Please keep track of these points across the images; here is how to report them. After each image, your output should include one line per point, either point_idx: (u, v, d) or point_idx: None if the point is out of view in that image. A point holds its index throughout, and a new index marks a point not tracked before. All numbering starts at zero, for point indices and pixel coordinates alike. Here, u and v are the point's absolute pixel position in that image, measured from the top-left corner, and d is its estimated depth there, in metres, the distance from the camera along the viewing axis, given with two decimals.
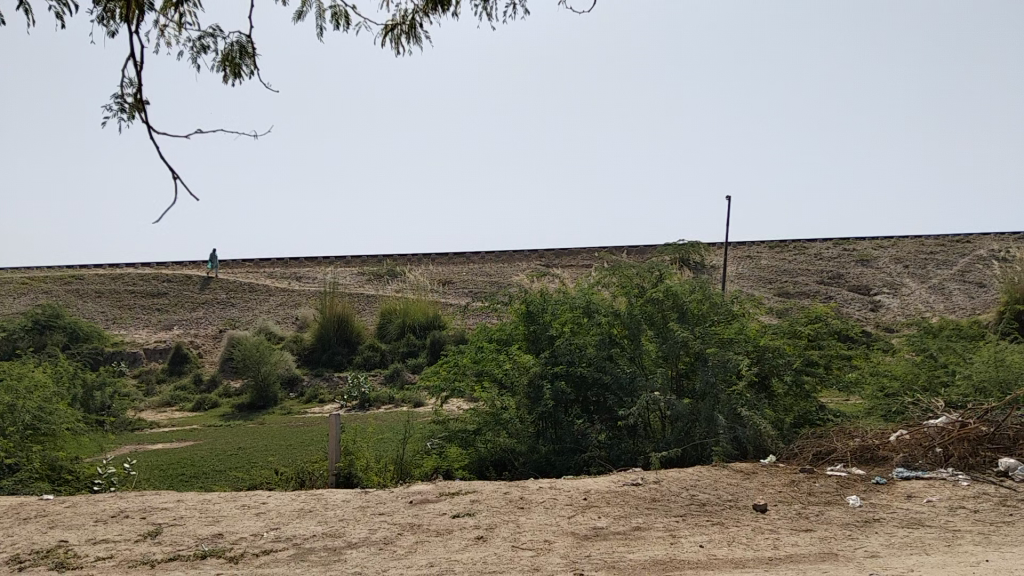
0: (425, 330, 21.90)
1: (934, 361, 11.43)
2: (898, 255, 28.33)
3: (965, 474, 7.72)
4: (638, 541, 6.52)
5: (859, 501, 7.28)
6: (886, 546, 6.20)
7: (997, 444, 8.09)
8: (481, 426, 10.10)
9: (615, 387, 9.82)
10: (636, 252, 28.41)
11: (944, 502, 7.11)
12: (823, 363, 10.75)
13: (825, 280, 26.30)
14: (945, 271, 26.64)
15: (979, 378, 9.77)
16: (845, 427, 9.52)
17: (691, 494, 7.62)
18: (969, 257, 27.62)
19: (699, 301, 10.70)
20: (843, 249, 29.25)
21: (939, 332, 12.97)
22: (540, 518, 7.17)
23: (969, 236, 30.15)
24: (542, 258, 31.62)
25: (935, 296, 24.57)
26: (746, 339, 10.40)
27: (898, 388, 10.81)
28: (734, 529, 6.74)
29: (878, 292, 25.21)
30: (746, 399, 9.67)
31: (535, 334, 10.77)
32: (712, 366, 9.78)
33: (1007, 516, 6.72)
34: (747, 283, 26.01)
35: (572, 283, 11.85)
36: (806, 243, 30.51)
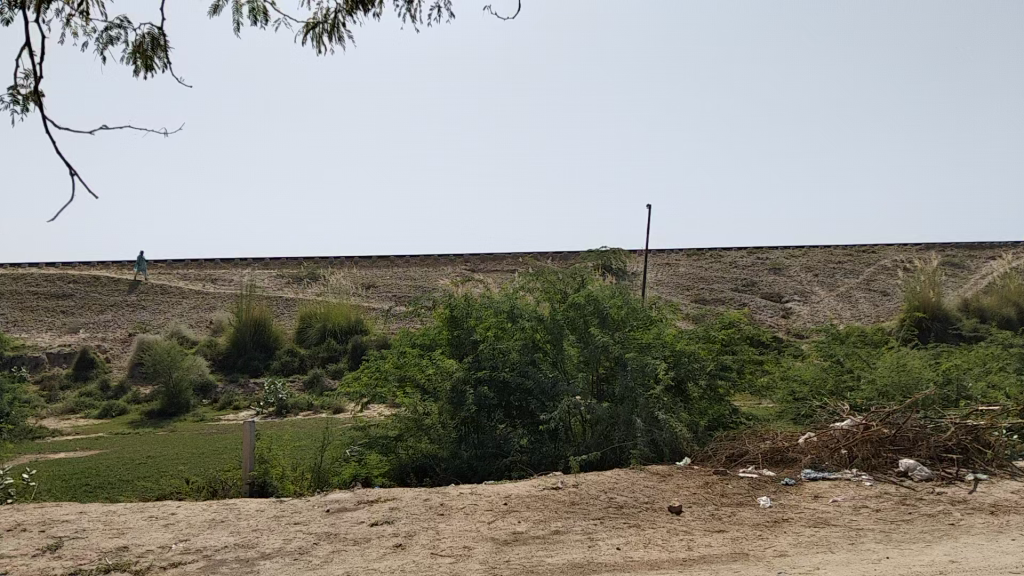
0: (346, 335, 21.56)
1: (840, 366, 11.88)
2: (809, 264, 29.45)
3: (867, 474, 8.05)
4: (556, 544, 6.54)
5: (769, 501, 7.50)
6: (794, 545, 6.40)
7: (898, 445, 8.46)
8: (403, 432, 10.06)
9: (538, 391, 9.85)
10: (559, 258, 28.66)
11: (848, 501, 7.39)
12: (736, 367, 11.05)
13: (740, 287, 27.11)
14: (852, 279, 27.84)
15: (882, 382, 10.21)
16: (758, 430, 9.79)
17: (609, 497, 7.70)
18: (874, 267, 28.92)
19: (618, 306, 10.84)
20: (757, 258, 30.22)
21: (845, 338, 13.52)
22: (459, 524, 7.11)
23: (874, 246, 31.55)
24: (466, 262, 31.55)
25: (842, 303, 25.64)
26: (664, 344, 10.61)
27: (807, 392, 11.18)
28: (650, 531, 6.83)
29: (789, 299, 26.15)
30: (663, 402, 9.89)
31: (458, 339, 10.71)
32: (631, 370, 9.89)
33: (906, 514, 7.02)
34: (667, 289, 26.57)
35: (496, 287, 11.80)
36: (722, 251, 31.39)
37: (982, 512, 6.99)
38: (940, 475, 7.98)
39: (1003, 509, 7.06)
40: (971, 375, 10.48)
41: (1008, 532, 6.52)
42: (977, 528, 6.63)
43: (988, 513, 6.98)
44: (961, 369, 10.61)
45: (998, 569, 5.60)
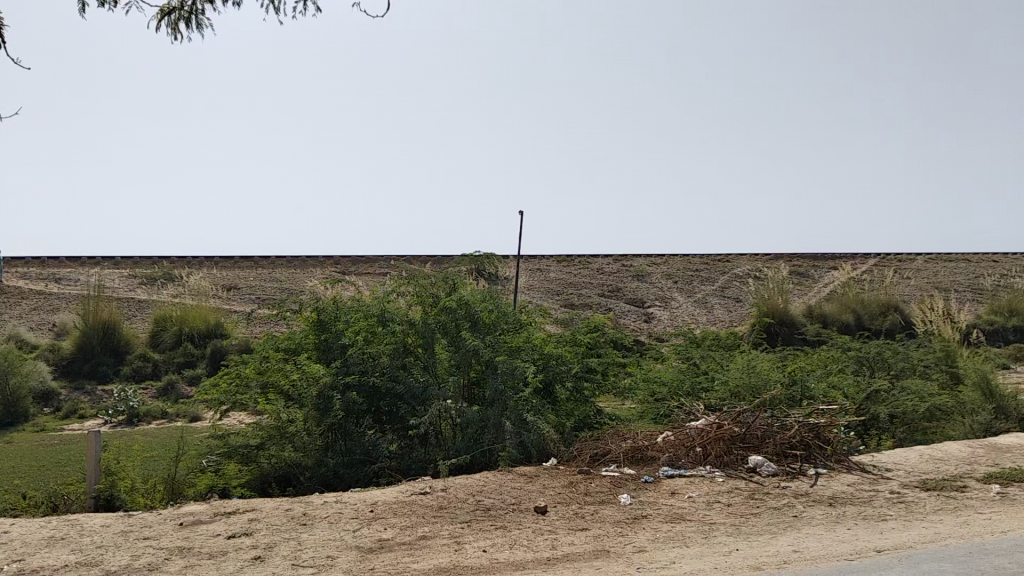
0: (204, 339, 20.57)
1: (697, 368, 12.43)
2: (669, 271, 30.75)
3: (720, 471, 8.47)
4: (422, 549, 6.47)
5: (629, 499, 7.75)
6: (652, 540, 6.63)
7: (747, 442, 8.95)
8: (265, 441, 9.63)
9: (408, 396, 9.77)
10: (431, 262, 28.57)
11: (703, 497, 7.75)
12: (600, 369, 11.39)
13: (606, 293, 27.94)
14: (708, 286, 29.30)
15: (734, 383, 10.78)
16: (620, 430, 10.12)
17: (477, 500, 7.71)
18: (728, 275, 30.57)
19: (489, 311, 10.87)
20: (621, 264, 31.25)
21: (701, 341, 14.19)
22: (323, 533, 6.90)
23: (729, 256, 33.35)
24: (335, 264, 30.84)
25: (699, 309, 26.94)
26: (533, 347, 10.75)
27: (666, 393, 11.62)
28: (516, 532, 6.89)
29: (651, 305, 27.19)
30: (533, 404, 9.93)
31: (327, 343, 10.34)
32: (501, 373, 9.94)
33: (754, 508, 7.43)
34: (537, 294, 27.00)
35: (366, 291, 11.56)
36: (589, 258, 32.26)
37: (822, 504, 7.50)
38: (785, 470, 8.51)
39: (840, 500, 7.61)
40: (813, 376, 11.25)
41: (844, 521, 7.02)
42: (818, 519, 7.10)
43: (827, 504, 7.50)
44: (805, 371, 11.37)
45: (834, 556, 6.02)
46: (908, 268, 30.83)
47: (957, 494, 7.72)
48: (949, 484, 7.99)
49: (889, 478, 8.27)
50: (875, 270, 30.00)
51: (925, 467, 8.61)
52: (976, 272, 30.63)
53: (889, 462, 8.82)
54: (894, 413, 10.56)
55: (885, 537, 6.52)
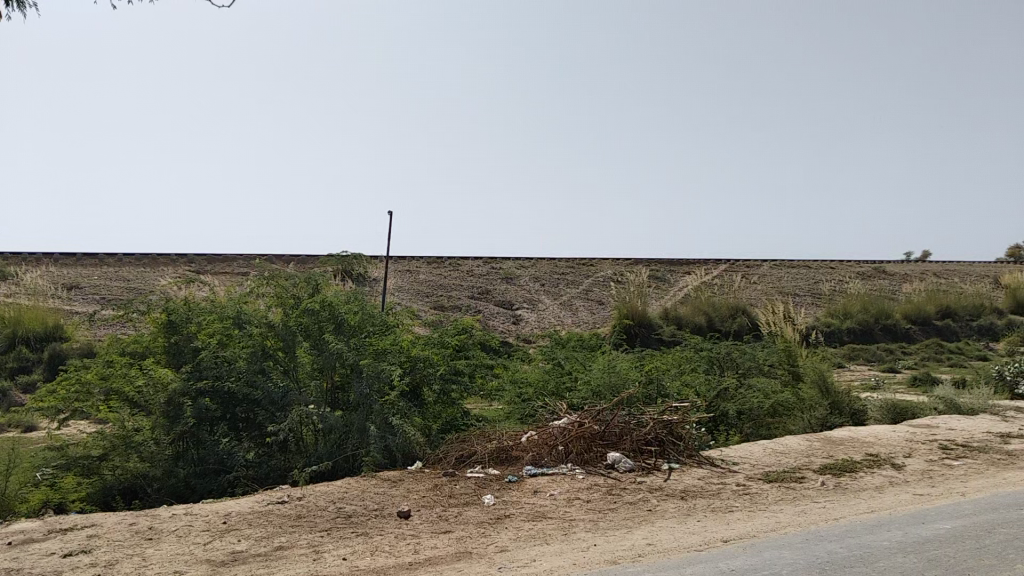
0: (41, 343, 19.04)
1: (561, 368, 12.66)
2: (536, 274, 31.32)
3: (580, 468, 8.69)
4: (279, 560, 6.25)
5: (492, 499, 7.81)
6: (514, 539, 6.70)
7: (606, 439, 9.23)
8: (108, 450, 8.97)
9: (266, 402, 9.43)
10: (296, 262, 27.73)
11: (564, 494, 7.92)
12: (468, 371, 11.43)
13: (475, 295, 28.07)
14: (573, 289, 30.04)
15: (596, 382, 11.07)
16: (486, 430, 10.17)
17: (338, 507, 7.53)
18: (592, 279, 31.49)
19: (354, 313, 10.66)
20: (490, 267, 31.51)
21: (565, 343, 14.51)
22: (170, 548, 6.52)
23: (593, 260, 34.35)
24: (191, 263, 29.33)
25: (565, 311, 27.58)
26: (399, 351, 10.66)
27: (532, 393, 11.73)
28: (377, 538, 6.78)
29: (519, 307, 27.57)
30: (398, 408, 9.83)
31: (177, 346, 9.81)
32: (366, 377, 9.78)
33: (611, 503, 7.67)
34: (405, 296, 26.75)
35: (222, 292, 11.12)
36: (459, 260, 32.31)
37: (674, 497, 7.85)
38: (641, 465, 8.84)
39: (691, 494, 7.98)
40: (669, 375, 11.77)
41: (693, 513, 7.37)
42: (669, 512, 7.43)
43: (679, 498, 7.85)
44: (661, 371, 11.88)
45: (685, 548, 6.30)
46: (755, 273, 32.87)
47: (794, 484, 8.28)
48: (788, 475, 8.56)
49: (735, 471, 8.75)
50: (727, 275, 31.77)
51: (768, 460, 9.17)
52: (815, 277, 33.04)
53: (736, 455, 9.35)
54: (742, 409, 11.21)
55: (731, 528, 6.89)
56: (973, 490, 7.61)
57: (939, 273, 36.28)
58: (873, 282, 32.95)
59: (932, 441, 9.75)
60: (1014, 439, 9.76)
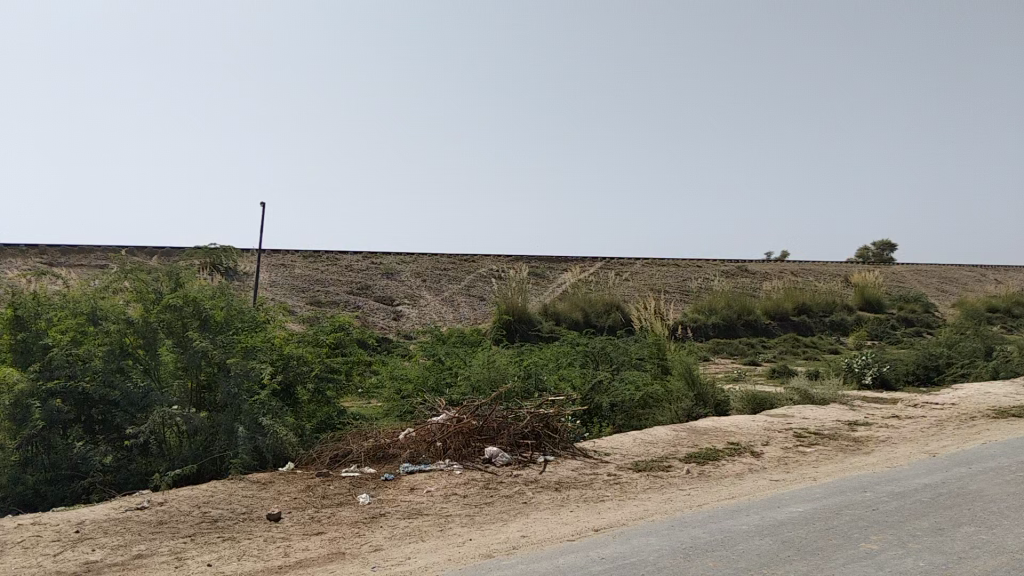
0: None
1: (441, 363, 12.59)
2: (417, 269, 31.08)
3: (458, 464, 8.68)
4: (138, 569, 5.90)
5: (368, 498, 7.68)
6: (389, 538, 6.62)
7: (484, 434, 9.27)
8: None
9: (125, 404, 8.88)
10: (161, 255, 26.30)
11: (440, 490, 7.89)
12: (344, 369, 11.24)
13: (354, 290, 27.53)
14: (455, 285, 30.03)
15: (475, 378, 11.09)
16: (362, 429, 10.00)
17: (203, 511, 7.20)
18: (473, 275, 31.56)
19: (221, 309, 10.22)
20: (370, 262, 31.00)
21: (446, 339, 14.44)
22: (15, 561, 6.04)
23: (474, 256, 34.44)
24: (43, 255, 27.25)
25: (446, 307, 27.52)
26: (270, 349, 10.32)
27: (411, 390, 11.49)
28: (246, 542, 6.54)
29: (399, 303, 27.26)
30: (269, 407, 9.51)
31: (25, 345, 9.00)
32: (233, 375, 9.38)
33: (488, 498, 7.71)
34: (279, 291, 25.91)
35: (76, 285, 10.38)
36: (337, 254, 31.61)
37: (549, 489, 7.99)
38: (518, 459, 8.94)
39: (565, 485, 8.14)
40: (546, 370, 11.96)
41: (567, 504, 7.52)
42: (544, 504, 7.55)
43: (553, 489, 7.99)
44: (539, 366, 12.04)
45: (558, 539, 6.42)
46: (629, 270, 33.96)
47: (662, 473, 8.60)
48: (657, 464, 8.89)
49: (607, 462, 9.00)
50: (603, 272, 32.62)
51: (638, 450, 9.48)
52: (685, 275, 34.47)
53: (608, 447, 9.61)
54: (615, 402, 11.53)
55: (602, 517, 7.08)
56: (824, 474, 8.15)
57: (797, 272, 38.65)
58: (737, 281, 34.71)
59: (788, 430, 10.38)
60: (859, 427, 10.52)
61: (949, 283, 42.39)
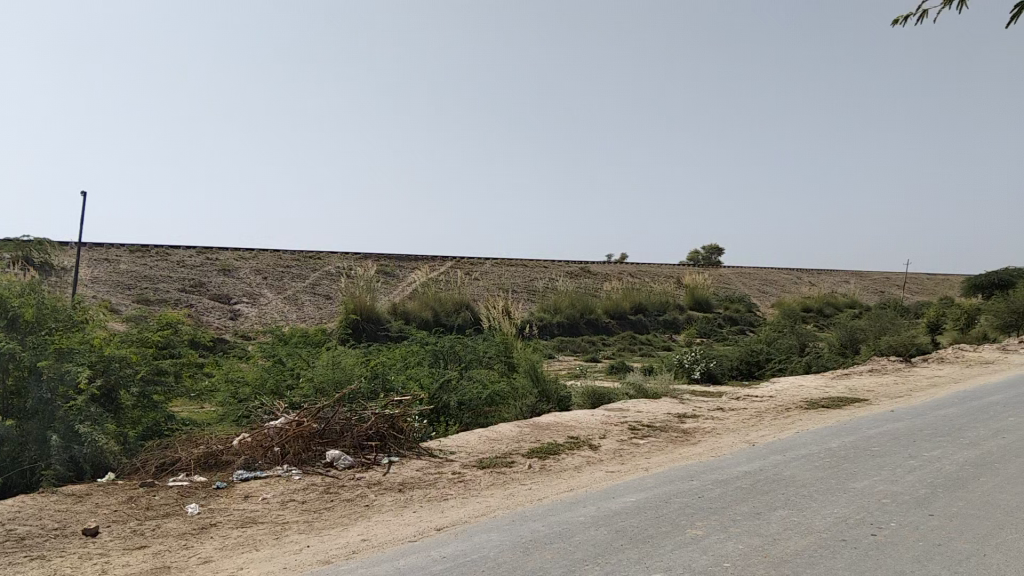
0: None
1: (281, 364, 12.08)
2: (257, 266, 29.84)
3: (297, 469, 8.39)
4: None
5: (197, 508, 7.26)
6: (219, 549, 6.29)
7: (326, 437, 9.01)
8: None
9: None
10: None
11: (277, 497, 7.59)
12: (173, 372, 10.58)
13: (188, 288, 26.00)
14: (298, 283, 29.09)
15: (319, 379, 10.76)
16: (194, 435, 9.45)
17: (8, 529, 6.52)
18: (318, 273, 30.66)
19: (31, 308, 9.31)
20: (206, 257, 29.42)
21: (288, 339, 13.91)
22: None
23: (319, 253, 33.51)
24: None
25: (288, 306, 26.59)
26: (89, 350, 9.52)
27: (249, 393, 10.97)
28: (57, 561, 5.99)
29: (237, 301, 26.04)
30: (86, 413, 8.75)
31: None
32: (46, 380, 8.60)
33: (328, 502, 7.50)
34: (102, 288, 24.04)
35: None
36: (169, 249, 29.74)
37: (392, 491, 7.88)
38: (360, 462, 8.76)
39: (408, 486, 8.06)
40: (393, 369, 11.80)
41: (409, 505, 7.45)
42: (386, 506, 7.43)
43: (396, 490, 7.89)
44: (386, 366, 11.83)
45: (400, 540, 6.35)
46: (478, 270, 34.25)
47: (505, 469, 8.72)
48: (500, 461, 8.99)
49: (452, 460, 9.00)
50: (452, 271, 32.70)
51: (482, 447, 9.56)
52: (531, 275, 35.20)
53: (453, 445, 9.62)
54: (462, 401, 11.51)
55: (445, 515, 7.08)
56: (655, 465, 8.56)
57: (635, 274, 40.50)
58: (580, 281, 35.87)
59: (624, 423, 10.82)
60: (688, 419, 11.15)
61: (770, 285, 45.89)
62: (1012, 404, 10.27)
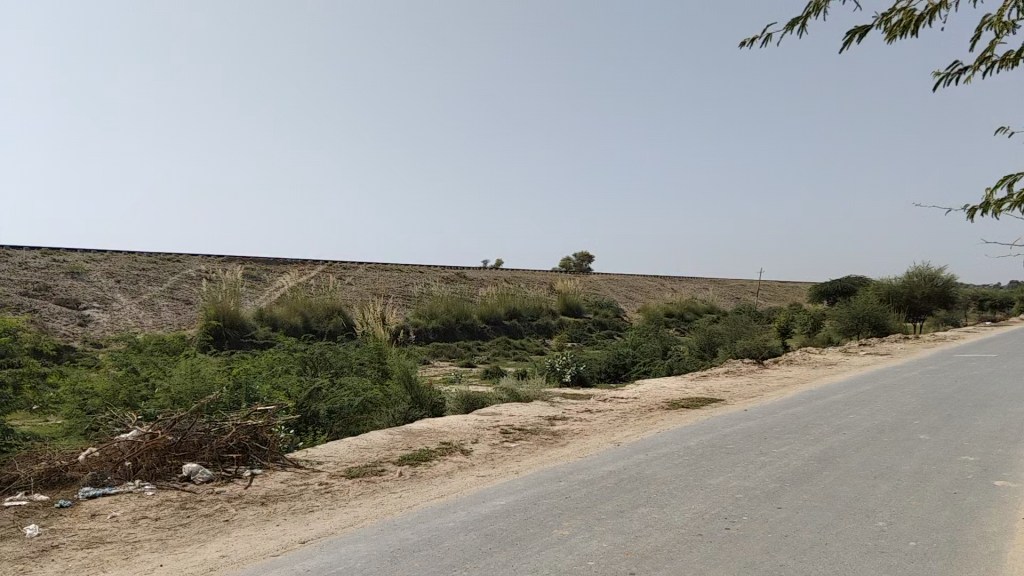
0: None
1: (134, 374, 11.38)
2: (110, 269, 28.06)
3: (151, 484, 7.93)
4: None
5: (37, 529, 6.73)
6: (61, 572, 5.84)
7: (182, 451, 8.57)
8: None
9: None
10: None
11: (128, 515, 7.15)
12: (11, 383, 9.75)
13: (30, 292, 24.09)
14: (155, 287, 27.56)
15: (176, 389, 10.22)
16: (35, 451, 8.74)
17: None
18: (177, 277, 29.17)
19: None
20: (52, 259, 27.38)
21: (143, 346, 13.13)
22: None
23: (180, 256, 31.91)
24: None
25: (144, 312, 25.15)
26: None
27: (99, 404, 10.27)
28: None
29: (87, 306, 24.37)
30: None
31: None
32: None
33: (185, 518, 7.14)
34: None
35: None
36: (8, 250, 27.45)
37: (254, 504, 7.59)
38: (220, 475, 8.39)
39: (272, 499, 7.79)
40: (258, 378, 11.37)
41: (273, 518, 7.20)
42: (248, 520, 7.15)
43: (259, 504, 7.61)
44: (250, 374, 11.39)
45: (261, 555, 6.13)
46: (350, 274, 33.63)
47: (375, 477, 8.59)
48: (369, 470, 8.85)
49: (319, 471, 8.77)
50: (323, 275, 31.95)
51: (352, 456, 9.38)
52: (405, 281, 34.90)
53: (320, 455, 9.39)
54: (332, 409, 11.24)
55: (310, 528, 6.88)
56: (525, 468, 8.67)
57: (508, 279, 40.94)
58: (455, 286, 35.91)
59: (496, 427, 10.90)
60: (558, 421, 11.37)
61: (637, 291, 47.61)
62: (850, 402, 11.11)
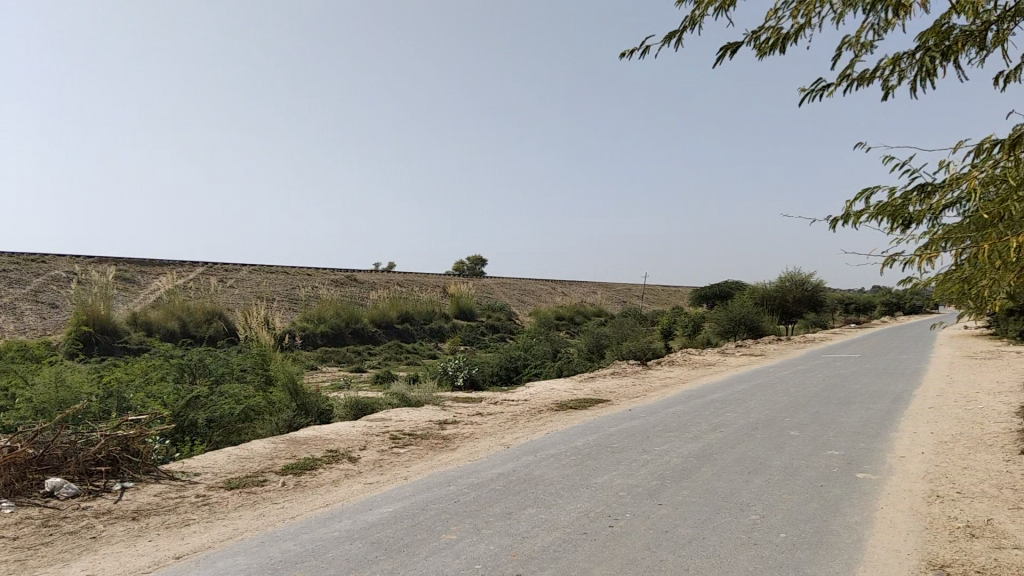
0: None
1: None
2: None
3: (8, 501, 7.38)
4: None
5: None
6: None
7: (45, 464, 8.03)
8: None
9: None
10: None
11: None
12: None
13: None
14: (17, 290, 25.73)
15: (39, 399, 9.56)
16: None
17: None
18: (43, 279, 27.34)
19: None
20: None
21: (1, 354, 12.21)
22: None
23: (46, 257, 29.91)
24: None
25: (4, 316, 23.43)
26: None
27: None
28: None
29: None
30: None
31: None
32: None
33: (46, 537, 6.67)
34: None
35: None
36: None
37: (125, 520, 7.19)
38: (87, 490, 7.91)
39: (144, 513, 7.39)
40: (131, 386, 10.78)
41: (145, 534, 6.83)
42: (117, 536, 6.76)
43: (130, 519, 7.21)
44: (122, 382, 10.79)
45: (131, 573, 5.79)
46: (233, 277, 32.46)
47: (256, 488, 8.31)
48: (251, 480, 8.56)
49: (196, 483, 8.41)
50: (204, 278, 30.71)
51: (232, 467, 9.04)
52: (293, 284, 34.01)
53: (198, 466, 9.01)
54: (212, 417, 10.80)
55: (185, 542, 6.57)
56: (413, 473, 8.61)
57: (401, 283, 40.58)
58: (345, 289, 35.29)
59: (385, 433, 10.77)
60: (448, 426, 11.34)
61: (528, 294, 48.22)
62: (727, 401, 11.60)
